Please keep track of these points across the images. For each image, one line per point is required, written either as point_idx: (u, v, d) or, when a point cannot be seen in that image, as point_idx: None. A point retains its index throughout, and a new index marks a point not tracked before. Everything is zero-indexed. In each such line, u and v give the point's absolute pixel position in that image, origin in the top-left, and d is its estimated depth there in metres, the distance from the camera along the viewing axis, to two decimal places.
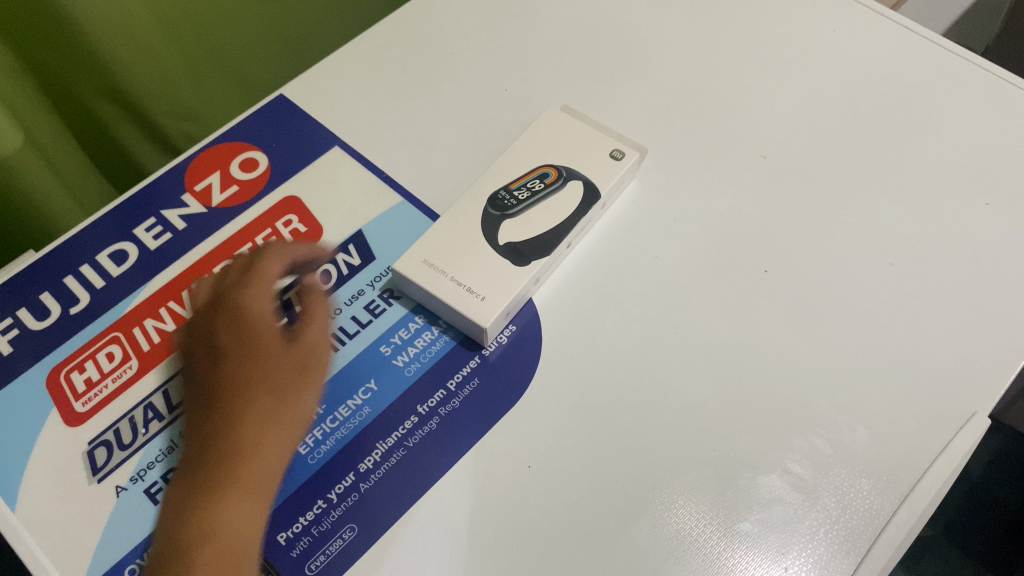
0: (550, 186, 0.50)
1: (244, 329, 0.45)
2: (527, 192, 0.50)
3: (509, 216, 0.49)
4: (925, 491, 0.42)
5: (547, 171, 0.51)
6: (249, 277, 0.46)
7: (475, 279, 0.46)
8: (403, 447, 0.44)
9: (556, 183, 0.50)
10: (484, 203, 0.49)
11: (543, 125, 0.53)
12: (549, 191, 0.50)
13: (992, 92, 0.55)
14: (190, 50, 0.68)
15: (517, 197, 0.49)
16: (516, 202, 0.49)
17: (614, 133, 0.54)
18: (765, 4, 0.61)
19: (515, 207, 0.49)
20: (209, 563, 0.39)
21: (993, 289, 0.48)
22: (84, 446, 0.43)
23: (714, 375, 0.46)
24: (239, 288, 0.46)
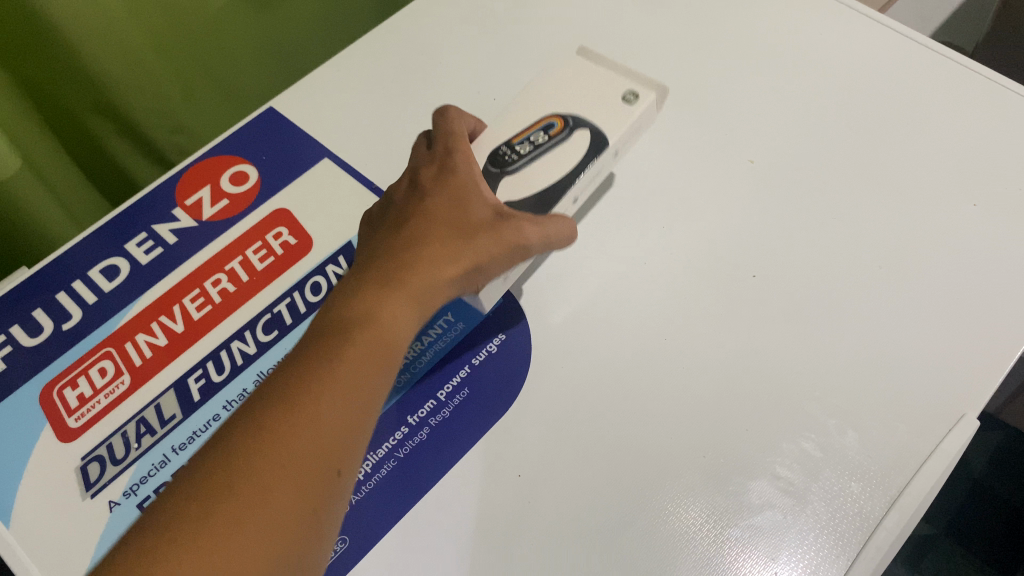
0: (555, 137, 0.48)
1: (453, 186, 0.44)
2: (529, 146, 0.48)
3: (509, 172, 0.47)
4: (914, 493, 0.41)
5: (553, 122, 0.49)
6: (458, 149, 0.46)
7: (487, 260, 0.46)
8: (394, 458, 0.45)
9: (561, 134, 0.48)
10: (484, 159, 0.48)
11: (555, 74, 0.52)
12: (553, 143, 0.48)
13: (979, 93, 0.55)
14: (178, 65, 0.68)
15: (519, 152, 0.48)
16: (516, 157, 0.48)
17: (629, 71, 0.52)
18: (752, 8, 0.61)
19: (517, 160, 0.47)
20: (366, 343, 0.37)
21: (981, 290, 0.48)
22: (77, 462, 0.44)
23: (703, 381, 0.46)
24: (448, 158, 0.46)
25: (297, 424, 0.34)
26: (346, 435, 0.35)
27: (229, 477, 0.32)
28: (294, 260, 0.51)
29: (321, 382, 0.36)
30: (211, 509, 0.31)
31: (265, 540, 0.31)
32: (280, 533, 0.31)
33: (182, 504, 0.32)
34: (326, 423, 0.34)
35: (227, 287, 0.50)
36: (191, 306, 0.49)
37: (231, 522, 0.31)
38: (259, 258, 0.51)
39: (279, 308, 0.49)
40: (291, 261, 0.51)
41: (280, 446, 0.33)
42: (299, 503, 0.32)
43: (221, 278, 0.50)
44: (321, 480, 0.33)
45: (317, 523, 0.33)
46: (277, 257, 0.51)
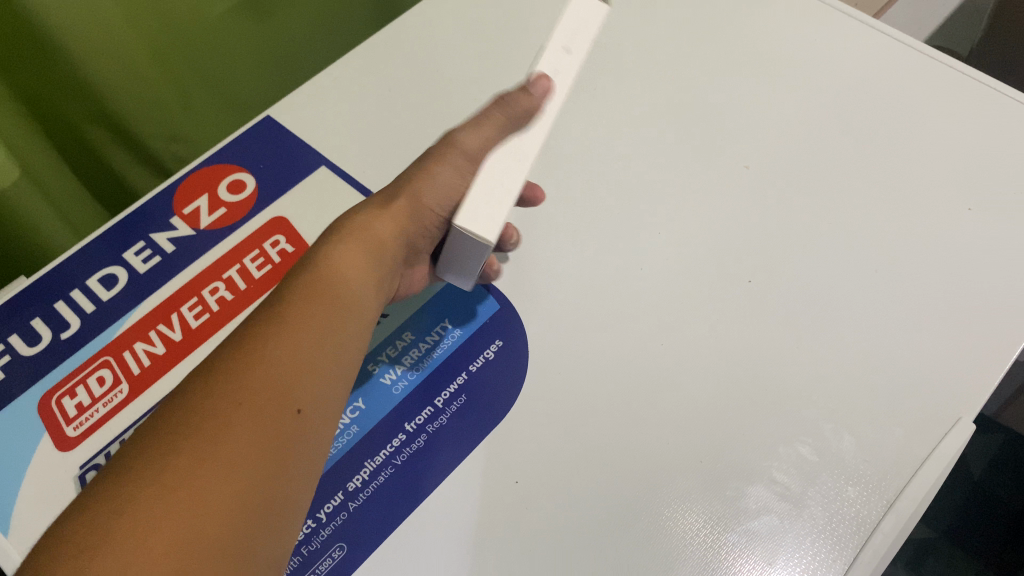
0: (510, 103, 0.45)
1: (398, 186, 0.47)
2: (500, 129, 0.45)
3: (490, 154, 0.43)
4: (911, 497, 0.42)
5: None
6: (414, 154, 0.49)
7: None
8: (392, 465, 0.45)
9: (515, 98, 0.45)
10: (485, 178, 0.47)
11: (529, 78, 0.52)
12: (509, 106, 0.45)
13: (972, 98, 0.56)
14: (175, 75, 0.68)
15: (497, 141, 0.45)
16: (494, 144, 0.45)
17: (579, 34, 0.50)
18: (747, 14, 0.61)
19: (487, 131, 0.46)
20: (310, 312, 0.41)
21: (976, 295, 0.48)
22: (75, 470, 0.44)
23: (700, 386, 0.46)
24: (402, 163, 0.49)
25: (249, 384, 0.37)
26: (292, 388, 0.38)
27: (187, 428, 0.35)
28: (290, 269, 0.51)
29: (281, 338, 0.40)
30: (175, 445, 0.35)
31: (224, 470, 0.34)
32: (240, 463, 0.35)
33: (145, 452, 0.35)
34: (272, 381, 0.38)
35: (224, 296, 0.50)
36: (189, 314, 0.49)
37: (191, 455, 0.34)
38: (256, 266, 0.51)
39: None
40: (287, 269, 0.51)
41: (239, 390, 0.37)
42: (257, 440, 0.36)
43: (219, 286, 0.50)
44: (278, 421, 0.37)
45: (277, 459, 0.36)
46: (274, 265, 0.51)
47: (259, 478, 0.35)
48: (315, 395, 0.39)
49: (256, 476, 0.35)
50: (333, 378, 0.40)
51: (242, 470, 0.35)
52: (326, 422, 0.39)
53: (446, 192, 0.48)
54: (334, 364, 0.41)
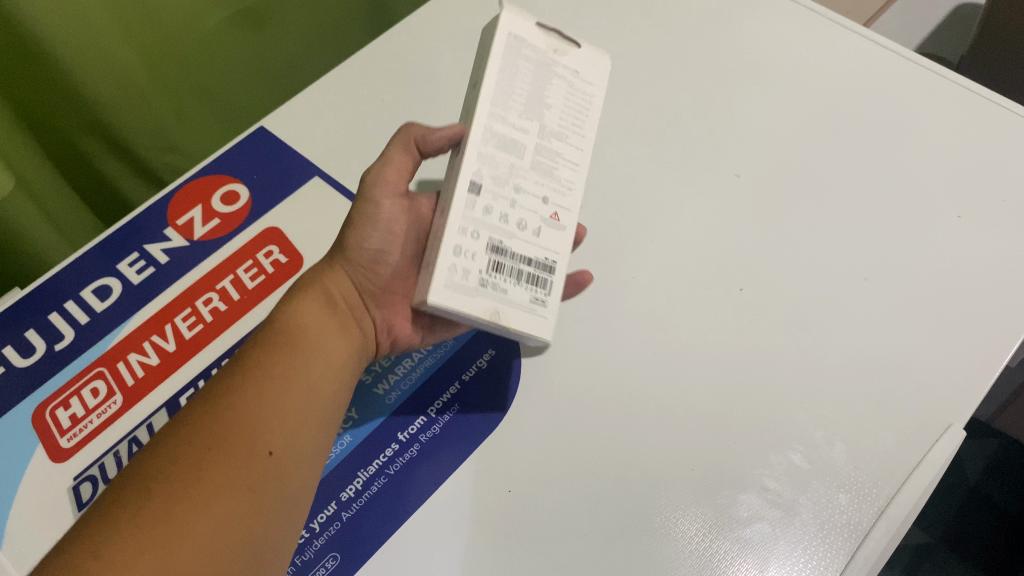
0: None
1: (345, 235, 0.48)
2: None
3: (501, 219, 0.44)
4: (902, 504, 0.42)
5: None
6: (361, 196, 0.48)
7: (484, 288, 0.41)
8: (385, 474, 0.45)
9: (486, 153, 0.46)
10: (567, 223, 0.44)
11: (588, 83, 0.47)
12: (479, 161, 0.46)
13: (962, 106, 0.56)
14: (169, 86, 0.69)
15: None
16: None
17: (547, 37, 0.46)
18: (738, 22, 0.62)
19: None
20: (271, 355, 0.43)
21: (966, 301, 0.48)
22: (70, 482, 0.44)
23: (692, 394, 0.46)
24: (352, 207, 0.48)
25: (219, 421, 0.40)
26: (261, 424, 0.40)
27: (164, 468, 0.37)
28: (283, 279, 0.52)
29: (248, 382, 0.41)
30: (152, 487, 0.37)
31: (197, 507, 0.36)
32: (212, 501, 0.37)
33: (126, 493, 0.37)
34: (243, 417, 0.40)
35: (218, 306, 0.50)
36: (183, 325, 0.49)
37: (165, 495, 0.37)
38: (250, 276, 0.52)
39: None
40: (281, 279, 0.52)
41: (211, 430, 0.39)
42: (229, 479, 0.38)
43: (212, 297, 0.51)
44: (249, 459, 0.39)
45: (252, 497, 0.38)
46: (267, 275, 0.52)
47: (238, 513, 0.37)
48: (289, 433, 0.41)
49: (230, 512, 0.37)
50: (306, 415, 0.42)
51: (215, 507, 0.37)
52: (305, 458, 0.41)
53: (383, 229, 0.47)
54: (307, 405, 0.42)
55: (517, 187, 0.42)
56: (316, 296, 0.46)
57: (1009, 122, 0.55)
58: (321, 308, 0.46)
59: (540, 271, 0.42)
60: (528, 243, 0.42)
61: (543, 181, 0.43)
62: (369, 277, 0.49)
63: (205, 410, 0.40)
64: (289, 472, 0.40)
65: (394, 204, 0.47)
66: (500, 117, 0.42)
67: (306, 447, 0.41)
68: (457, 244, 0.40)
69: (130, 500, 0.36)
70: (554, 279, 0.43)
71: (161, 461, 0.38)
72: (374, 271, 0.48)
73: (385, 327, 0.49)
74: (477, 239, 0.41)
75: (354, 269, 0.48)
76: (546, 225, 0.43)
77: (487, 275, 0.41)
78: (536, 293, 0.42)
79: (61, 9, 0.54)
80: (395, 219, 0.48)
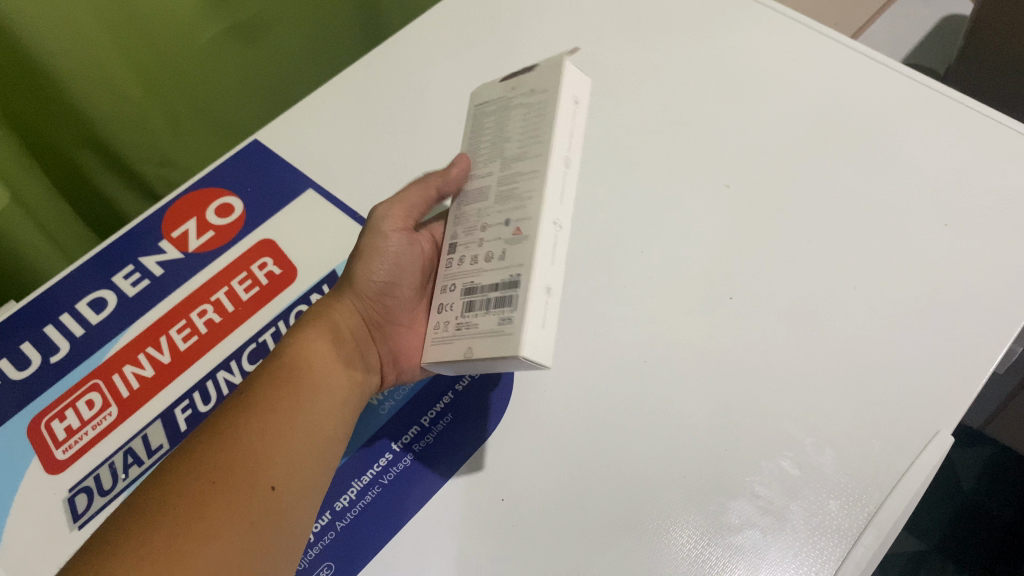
0: None
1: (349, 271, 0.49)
2: None
3: None
4: (891, 510, 0.42)
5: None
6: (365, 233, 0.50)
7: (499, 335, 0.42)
8: (378, 484, 0.46)
9: None
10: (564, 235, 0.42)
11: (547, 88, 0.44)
12: None
13: (947, 116, 0.57)
14: (166, 100, 0.69)
15: None
16: None
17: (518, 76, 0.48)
18: (726, 35, 0.62)
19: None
20: (273, 394, 0.43)
21: (953, 307, 0.49)
22: (65, 493, 0.44)
23: (682, 402, 0.46)
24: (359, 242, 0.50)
25: (221, 456, 0.40)
26: (261, 463, 0.40)
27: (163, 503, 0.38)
28: (278, 289, 0.52)
29: (254, 421, 0.42)
30: (153, 520, 0.37)
31: (197, 542, 0.37)
32: (210, 536, 0.37)
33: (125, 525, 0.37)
34: (246, 456, 0.40)
35: (212, 318, 0.51)
36: (177, 337, 0.50)
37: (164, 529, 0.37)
38: (244, 288, 0.52)
39: (264, 337, 0.50)
40: (275, 290, 0.52)
41: (213, 465, 0.39)
42: (228, 514, 0.38)
43: (207, 309, 0.51)
44: (249, 494, 0.39)
45: (252, 534, 0.38)
46: (262, 287, 0.52)
47: (237, 550, 0.37)
48: (292, 468, 0.41)
49: (227, 547, 0.37)
50: (307, 456, 0.42)
51: (213, 541, 0.37)
52: (306, 492, 0.41)
53: (388, 260, 0.49)
54: (310, 439, 0.42)
55: (487, 225, 0.43)
56: (323, 328, 0.47)
57: (995, 131, 0.56)
58: (327, 338, 0.47)
59: (505, 291, 0.40)
60: (495, 269, 0.41)
61: (509, 206, 0.42)
62: (377, 310, 0.50)
63: (208, 445, 0.40)
64: (289, 507, 0.40)
65: (399, 239, 0.49)
66: (472, 178, 0.46)
67: (307, 481, 0.41)
68: (439, 303, 0.45)
69: (129, 534, 0.36)
70: (517, 292, 0.39)
71: (163, 496, 0.38)
72: (380, 304, 0.50)
73: (391, 356, 0.50)
74: (454, 290, 0.44)
75: (360, 301, 0.49)
76: (510, 246, 0.41)
77: (462, 317, 0.42)
78: (503, 313, 0.40)
79: (55, 25, 0.55)
80: (401, 252, 0.49)
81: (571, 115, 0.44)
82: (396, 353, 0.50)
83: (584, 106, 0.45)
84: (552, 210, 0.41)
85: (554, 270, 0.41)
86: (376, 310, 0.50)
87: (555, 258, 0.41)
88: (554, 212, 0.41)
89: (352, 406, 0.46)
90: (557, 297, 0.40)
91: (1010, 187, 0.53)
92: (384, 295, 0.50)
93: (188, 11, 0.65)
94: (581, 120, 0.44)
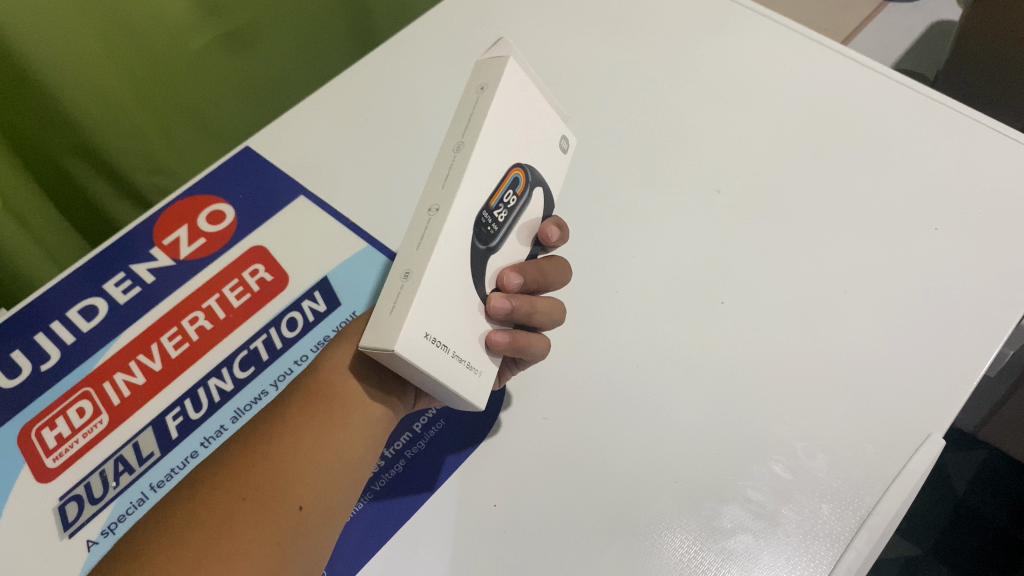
0: (520, 198, 0.38)
1: None
2: (503, 211, 0.37)
3: (492, 249, 0.37)
4: (883, 513, 0.42)
5: (517, 173, 0.37)
6: None
7: (464, 348, 0.35)
8: (370, 491, 0.45)
9: (525, 193, 0.38)
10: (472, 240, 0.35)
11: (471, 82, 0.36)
12: (520, 207, 0.38)
13: (939, 121, 0.57)
14: (160, 109, 0.70)
15: (496, 218, 0.36)
16: (495, 227, 0.37)
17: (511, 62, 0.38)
18: (718, 41, 0.63)
19: (499, 238, 0.37)
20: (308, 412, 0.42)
21: (945, 311, 0.49)
22: (55, 501, 0.44)
23: (674, 406, 0.46)
24: None
25: (248, 473, 0.40)
26: (290, 479, 0.40)
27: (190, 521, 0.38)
28: (269, 296, 0.52)
29: (284, 438, 0.41)
30: (182, 537, 0.37)
31: (225, 562, 0.36)
32: (239, 557, 0.37)
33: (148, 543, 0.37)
34: (276, 473, 0.40)
35: (204, 325, 0.51)
36: (168, 344, 0.50)
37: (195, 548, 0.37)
38: (235, 295, 0.52)
39: (255, 344, 0.50)
40: (266, 296, 0.52)
41: (241, 484, 0.39)
42: (259, 534, 0.38)
43: (198, 316, 0.51)
44: (278, 513, 0.39)
45: (276, 553, 0.37)
46: (253, 294, 0.52)
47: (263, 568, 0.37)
48: (319, 488, 0.40)
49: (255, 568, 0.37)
50: (337, 472, 0.41)
51: (242, 561, 0.37)
52: (336, 510, 0.40)
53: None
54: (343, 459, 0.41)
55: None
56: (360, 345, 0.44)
57: (984, 137, 0.56)
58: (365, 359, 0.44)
59: None
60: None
61: None
62: None
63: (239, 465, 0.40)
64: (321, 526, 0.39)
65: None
66: None
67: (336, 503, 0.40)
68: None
69: (160, 556, 0.36)
70: None
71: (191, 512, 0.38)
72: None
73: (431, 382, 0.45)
74: None
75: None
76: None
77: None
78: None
79: (46, 32, 0.55)
80: None
81: (472, 104, 0.35)
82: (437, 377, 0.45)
83: (493, 85, 0.34)
84: (426, 194, 0.34)
85: (418, 255, 0.32)
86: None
87: (422, 243, 0.32)
88: (430, 196, 0.34)
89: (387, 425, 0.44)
90: (413, 281, 0.32)
91: (999, 193, 0.53)
92: None
93: (179, 18, 0.65)
94: (486, 101, 0.34)
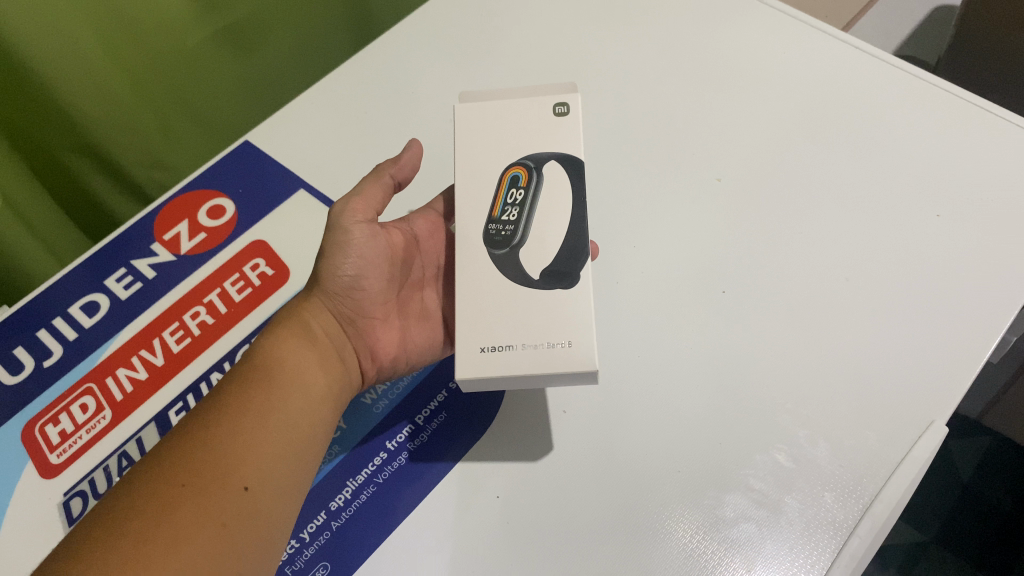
0: (529, 188, 0.44)
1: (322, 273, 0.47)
2: (514, 208, 0.44)
3: (516, 243, 0.43)
4: (886, 501, 0.42)
5: (517, 172, 0.45)
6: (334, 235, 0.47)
7: (526, 347, 0.40)
8: (373, 483, 0.46)
9: (532, 182, 0.45)
10: (494, 246, 0.43)
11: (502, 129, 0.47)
12: (531, 195, 0.44)
13: (940, 107, 0.57)
14: (157, 102, 0.70)
15: (510, 220, 0.43)
16: (513, 227, 0.43)
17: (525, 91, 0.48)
18: (719, 28, 0.62)
19: (522, 220, 0.43)
20: (235, 399, 0.42)
21: (947, 297, 0.48)
22: (60, 497, 0.44)
23: (674, 395, 0.46)
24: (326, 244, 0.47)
25: (188, 456, 0.40)
26: (233, 459, 0.40)
27: (130, 511, 0.37)
28: (270, 291, 0.52)
29: (223, 421, 0.41)
30: (121, 526, 0.37)
31: (169, 549, 0.36)
32: (183, 544, 0.36)
33: (87, 536, 0.36)
34: (214, 455, 0.40)
35: (206, 320, 0.51)
36: (171, 339, 0.50)
37: (133, 537, 0.36)
38: (236, 290, 0.52)
39: None
40: (267, 291, 0.52)
41: (183, 470, 0.39)
42: (199, 521, 0.37)
43: (200, 311, 0.51)
44: (223, 498, 0.39)
45: (223, 537, 0.37)
46: (254, 288, 0.52)
47: (208, 556, 0.37)
48: (265, 470, 0.40)
49: (202, 554, 0.37)
50: (281, 455, 0.41)
51: (188, 548, 0.36)
52: (283, 494, 0.40)
53: (357, 255, 0.47)
54: (285, 444, 0.42)
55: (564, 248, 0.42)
56: (293, 330, 0.46)
57: (985, 122, 0.56)
58: (299, 341, 0.46)
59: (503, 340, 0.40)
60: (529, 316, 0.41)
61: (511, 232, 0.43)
62: (347, 306, 0.48)
63: (179, 451, 0.40)
64: (265, 510, 0.39)
65: (368, 231, 0.47)
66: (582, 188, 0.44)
67: (283, 489, 0.40)
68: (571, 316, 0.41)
69: (97, 548, 0.36)
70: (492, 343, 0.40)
71: (131, 502, 0.38)
72: (351, 299, 0.48)
73: (369, 354, 0.49)
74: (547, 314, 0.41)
75: (331, 299, 0.48)
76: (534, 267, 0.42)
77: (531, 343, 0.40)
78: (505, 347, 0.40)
79: (47, 29, 0.55)
80: (369, 246, 0.47)
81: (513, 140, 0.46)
82: (374, 348, 0.49)
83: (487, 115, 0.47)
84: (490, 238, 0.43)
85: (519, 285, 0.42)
86: (348, 306, 0.48)
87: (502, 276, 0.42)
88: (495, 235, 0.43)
89: (330, 408, 0.45)
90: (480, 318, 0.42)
91: (1003, 177, 0.53)
92: (357, 292, 0.48)
93: (180, 13, 0.65)
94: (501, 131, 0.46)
